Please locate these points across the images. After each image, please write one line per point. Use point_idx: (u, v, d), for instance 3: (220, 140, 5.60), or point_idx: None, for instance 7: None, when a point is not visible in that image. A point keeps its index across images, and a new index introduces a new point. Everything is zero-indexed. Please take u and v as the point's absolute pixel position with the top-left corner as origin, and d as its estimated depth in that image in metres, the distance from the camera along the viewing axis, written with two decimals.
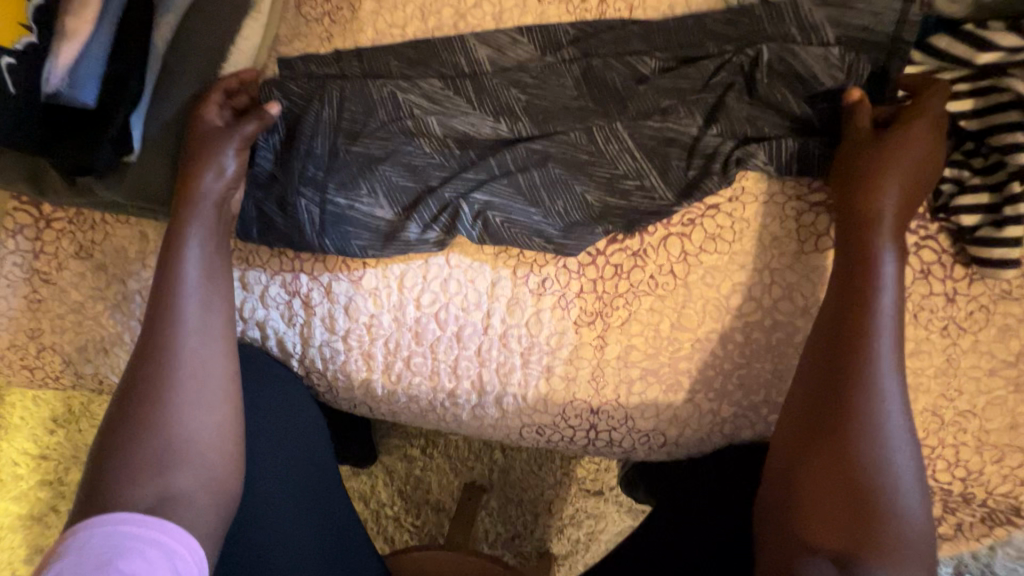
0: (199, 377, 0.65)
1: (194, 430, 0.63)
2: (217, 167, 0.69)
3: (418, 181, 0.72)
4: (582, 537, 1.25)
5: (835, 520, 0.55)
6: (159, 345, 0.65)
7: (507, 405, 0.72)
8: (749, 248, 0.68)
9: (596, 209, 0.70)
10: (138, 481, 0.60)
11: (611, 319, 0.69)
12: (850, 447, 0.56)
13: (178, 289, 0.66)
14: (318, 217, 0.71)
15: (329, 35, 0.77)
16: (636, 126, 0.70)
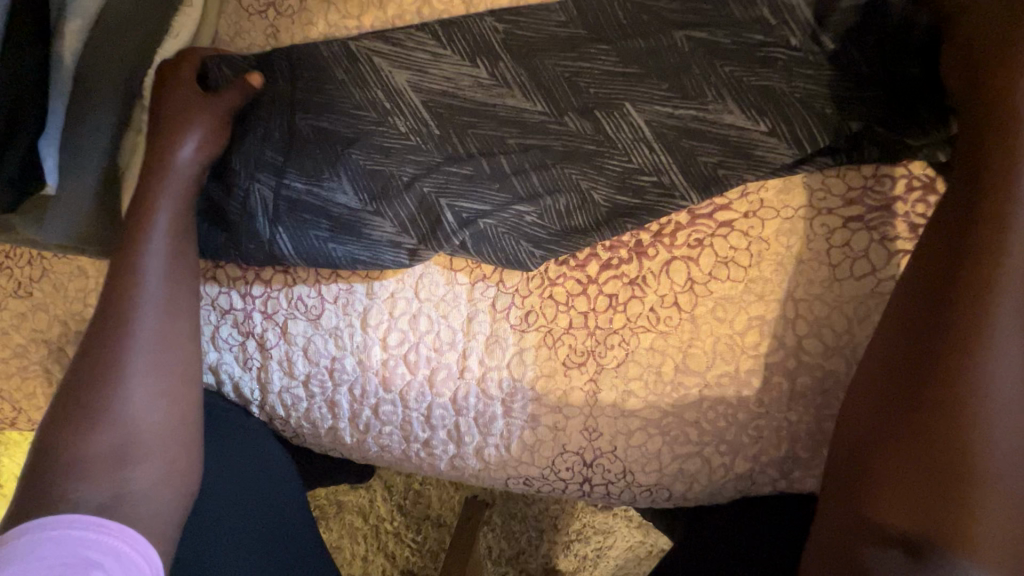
0: (159, 361, 0.58)
1: (152, 421, 0.57)
2: (194, 138, 0.61)
3: (390, 163, 0.62)
4: (589, 553, 1.19)
5: (920, 501, 0.44)
6: (114, 323, 0.58)
7: (488, 457, 0.63)
8: (768, 275, 0.57)
9: (603, 211, 0.60)
10: (94, 476, 0.54)
11: (604, 360, 0.60)
12: (963, 416, 0.44)
13: (134, 267, 0.59)
14: (272, 203, 0.63)
15: (274, 31, 0.66)
16: (650, 112, 0.58)
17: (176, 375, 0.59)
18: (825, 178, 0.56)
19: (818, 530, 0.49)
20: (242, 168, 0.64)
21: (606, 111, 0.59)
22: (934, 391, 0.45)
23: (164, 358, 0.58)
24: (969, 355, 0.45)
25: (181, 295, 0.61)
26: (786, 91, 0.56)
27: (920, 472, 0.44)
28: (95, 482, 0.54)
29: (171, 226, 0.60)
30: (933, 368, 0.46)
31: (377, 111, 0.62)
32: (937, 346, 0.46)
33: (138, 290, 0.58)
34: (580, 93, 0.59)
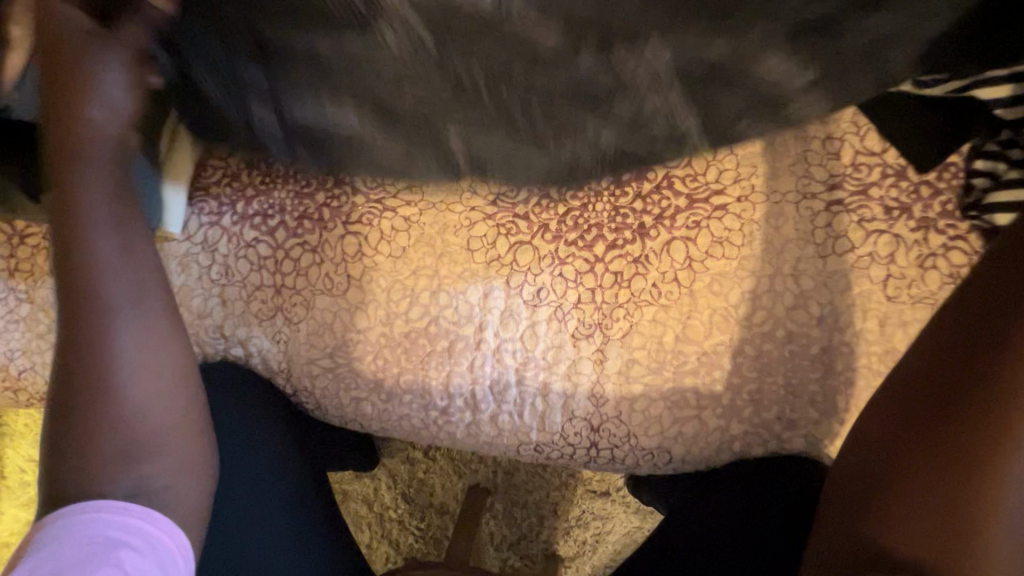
0: (149, 357, 0.56)
1: (145, 413, 0.55)
2: (106, 100, 0.55)
3: (394, 93, 0.61)
4: (589, 538, 1.23)
5: (934, 523, 0.49)
6: (80, 325, 0.54)
7: (502, 423, 0.68)
8: (759, 252, 0.62)
9: (609, 154, 0.64)
10: (105, 476, 0.53)
11: (611, 331, 0.65)
12: (996, 456, 0.48)
13: (85, 262, 0.55)
14: (280, 129, 0.66)
15: None
16: (664, 51, 0.57)
17: (172, 365, 0.57)
18: (810, 167, 0.62)
19: (824, 528, 0.56)
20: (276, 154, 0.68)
21: (627, 47, 0.57)
22: (971, 427, 0.49)
23: (141, 350, 0.55)
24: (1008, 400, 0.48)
25: (148, 279, 0.57)
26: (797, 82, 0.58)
27: (936, 500, 0.49)
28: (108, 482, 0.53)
29: (116, 212, 0.56)
30: (959, 403, 0.50)
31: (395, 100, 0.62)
32: (978, 383, 0.49)
33: (98, 289, 0.54)
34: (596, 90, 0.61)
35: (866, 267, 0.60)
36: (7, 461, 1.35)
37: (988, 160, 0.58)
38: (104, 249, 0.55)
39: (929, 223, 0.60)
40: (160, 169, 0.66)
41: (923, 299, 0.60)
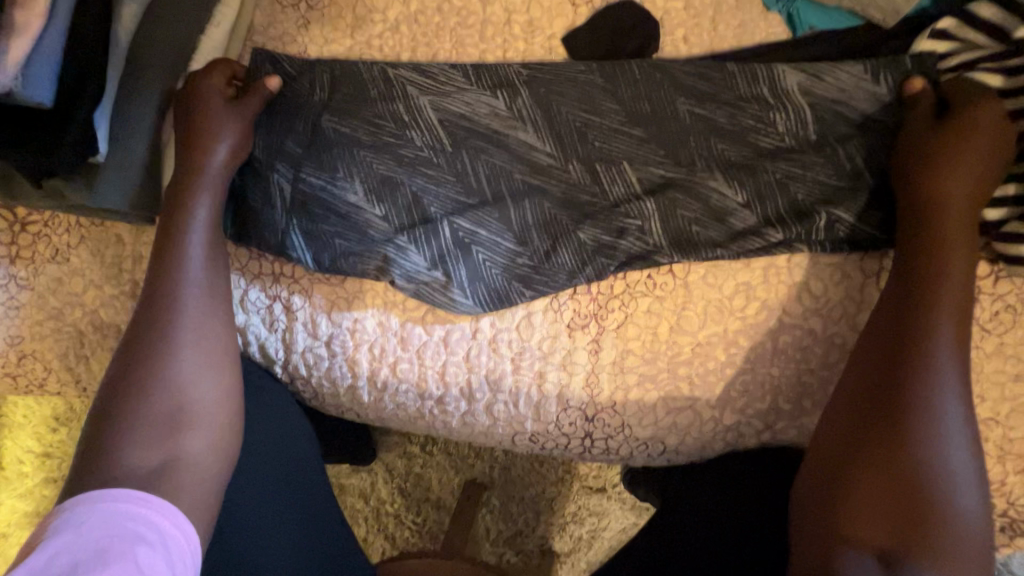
0: (203, 342, 0.63)
1: (203, 395, 0.62)
2: (226, 141, 0.67)
3: (446, 171, 0.69)
4: (584, 535, 1.23)
5: (889, 512, 0.52)
6: (154, 309, 0.63)
7: (498, 412, 0.69)
8: (754, 244, 0.63)
9: (654, 181, 0.66)
10: (148, 444, 0.58)
11: (606, 322, 0.66)
12: (908, 440, 0.53)
13: (178, 250, 0.65)
14: (290, 194, 0.69)
15: (306, 22, 0.74)
16: (644, 170, 0.66)
17: (218, 359, 0.64)
18: (805, 159, 0.63)
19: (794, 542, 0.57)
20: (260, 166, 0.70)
21: (607, 164, 0.67)
22: (887, 411, 0.55)
23: (196, 329, 0.63)
24: (917, 393, 0.54)
25: (221, 283, 0.66)
26: (769, 167, 0.64)
27: (890, 494, 0.52)
28: (145, 449, 0.58)
29: (208, 218, 0.66)
30: (885, 405, 0.55)
31: (398, 125, 0.69)
32: (891, 376, 0.55)
33: (173, 271, 0.64)
34: (586, 143, 0.67)
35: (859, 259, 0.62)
36: (6, 452, 1.36)
37: None
38: (195, 238, 0.65)
39: None
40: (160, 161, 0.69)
41: None
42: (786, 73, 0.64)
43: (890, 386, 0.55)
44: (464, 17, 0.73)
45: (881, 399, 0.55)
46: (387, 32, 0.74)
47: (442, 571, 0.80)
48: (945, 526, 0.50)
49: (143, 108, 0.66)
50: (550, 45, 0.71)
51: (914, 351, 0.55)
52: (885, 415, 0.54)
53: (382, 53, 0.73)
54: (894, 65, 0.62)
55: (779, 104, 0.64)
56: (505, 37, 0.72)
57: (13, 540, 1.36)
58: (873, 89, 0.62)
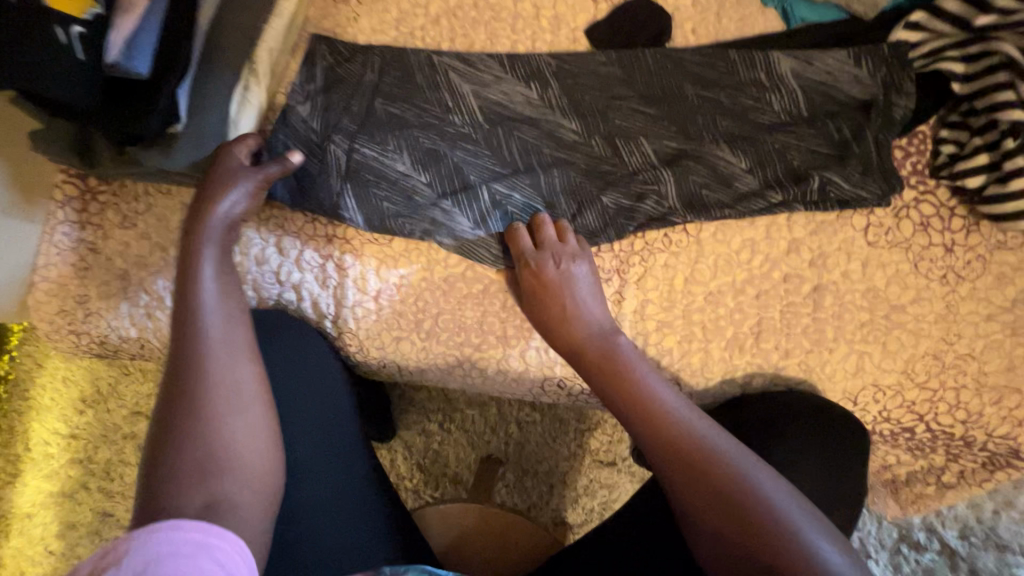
0: (232, 386, 0.61)
1: (236, 435, 0.58)
2: (238, 192, 0.70)
3: (483, 147, 0.77)
4: (596, 506, 1.30)
5: (731, 526, 0.50)
6: (183, 356, 0.61)
7: (530, 358, 0.76)
8: (759, 206, 0.71)
9: (670, 156, 0.75)
10: (184, 490, 0.53)
11: (628, 275, 0.74)
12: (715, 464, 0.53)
13: (195, 300, 0.65)
14: (342, 163, 0.77)
15: (356, 14, 0.83)
16: (659, 144, 0.75)
17: (249, 398, 0.62)
18: (800, 133, 0.72)
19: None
20: (315, 137, 0.78)
21: (626, 140, 0.76)
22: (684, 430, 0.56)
23: (225, 373, 0.61)
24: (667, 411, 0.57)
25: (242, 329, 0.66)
26: (767, 138, 0.73)
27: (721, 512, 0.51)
28: (184, 491, 0.53)
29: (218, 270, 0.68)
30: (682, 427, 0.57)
31: (442, 110, 0.78)
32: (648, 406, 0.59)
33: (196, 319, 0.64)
34: (608, 123, 0.76)
35: (849, 217, 0.70)
36: (31, 434, 1.39)
37: (952, 130, 0.70)
38: (212, 285, 0.67)
39: (903, 178, 0.70)
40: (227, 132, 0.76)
41: (898, 244, 0.69)
42: (780, 59, 0.73)
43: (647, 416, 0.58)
44: (497, 11, 0.82)
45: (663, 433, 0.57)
46: (429, 24, 0.83)
47: (472, 516, 0.87)
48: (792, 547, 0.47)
49: (216, 84, 0.74)
50: (574, 36, 0.81)
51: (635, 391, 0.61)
52: (664, 445, 0.55)
53: (424, 42, 0.82)
54: (878, 50, 0.71)
55: (774, 86, 0.73)
56: (534, 29, 0.81)
57: (37, 520, 1.39)
58: (860, 72, 0.71)
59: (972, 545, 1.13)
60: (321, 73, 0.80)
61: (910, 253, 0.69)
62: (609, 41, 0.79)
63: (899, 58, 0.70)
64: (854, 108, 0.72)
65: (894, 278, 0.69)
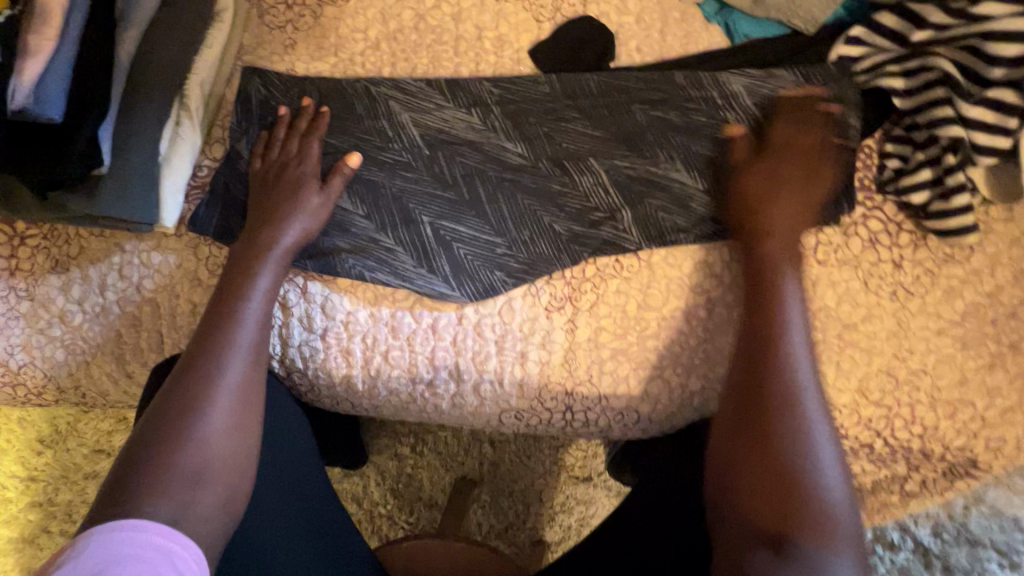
0: (240, 395, 0.63)
1: (225, 446, 0.61)
2: (297, 225, 0.70)
3: (427, 174, 0.75)
4: (573, 523, 1.27)
5: (766, 491, 0.54)
6: (195, 359, 0.63)
7: (484, 392, 0.74)
8: (707, 229, 0.71)
9: (619, 176, 0.73)
10: (163, 493, 0.55)
11: (579, 303, 0.72)
12: (781, 435, 0.56)
13: (232, 312, 0.66)
14: None
15: (292, 42, 0.80)
16: (609, 164, 0.73)
17: (245, 410, 0.63)
18: (750, 152, 0.72)
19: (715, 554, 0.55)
20: (250, 174, 0.76)
21: (575, 161, 0.74)
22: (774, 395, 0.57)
23: (240, 385, 0.64)
24: (768, 378, 0.58)
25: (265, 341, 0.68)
26: (716, 158, 0.72)
27: (768, 480, 0.54)
28: (162, 497, 0.55)
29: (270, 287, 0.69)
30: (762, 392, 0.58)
31: (383, 138, 0.76)
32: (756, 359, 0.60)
33: (233, 328, 0.66)
34: (554, 146, 0.75)
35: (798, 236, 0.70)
36: None
37: (896, 144, 0.70)
38: (260, 295, 0.68)
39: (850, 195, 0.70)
40: (160, 171, 0.72)
41: (847, 261, 0.69)
42: (722, 77, 0.72)
43: (753, 370, 0.59)
44: (439, 34, 0.80)
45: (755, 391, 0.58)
46: (369, 49, 0.80)
47: (438, 553, 0.85)
48: (819, 521, 0.52)
49: (143, 123, 0.70)
50: (518, 57, 0.78)
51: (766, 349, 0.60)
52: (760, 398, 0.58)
53: (364, 69, 0.80)
54: (815, 69, 0.71)
55: (719, 105, 0.72)
56: (477, 51, 0.79)
57: None
58: (800, 89, 0.71)
59: (945, 542, 1.09)
60: (257, 106, 0.77)
61: (859, 270, 0.69)
62: (555, 63, 0.78)
63: (841, 74, 0.70)
64: (801, 124, 0.71)
65: (845, 295, 0.69)
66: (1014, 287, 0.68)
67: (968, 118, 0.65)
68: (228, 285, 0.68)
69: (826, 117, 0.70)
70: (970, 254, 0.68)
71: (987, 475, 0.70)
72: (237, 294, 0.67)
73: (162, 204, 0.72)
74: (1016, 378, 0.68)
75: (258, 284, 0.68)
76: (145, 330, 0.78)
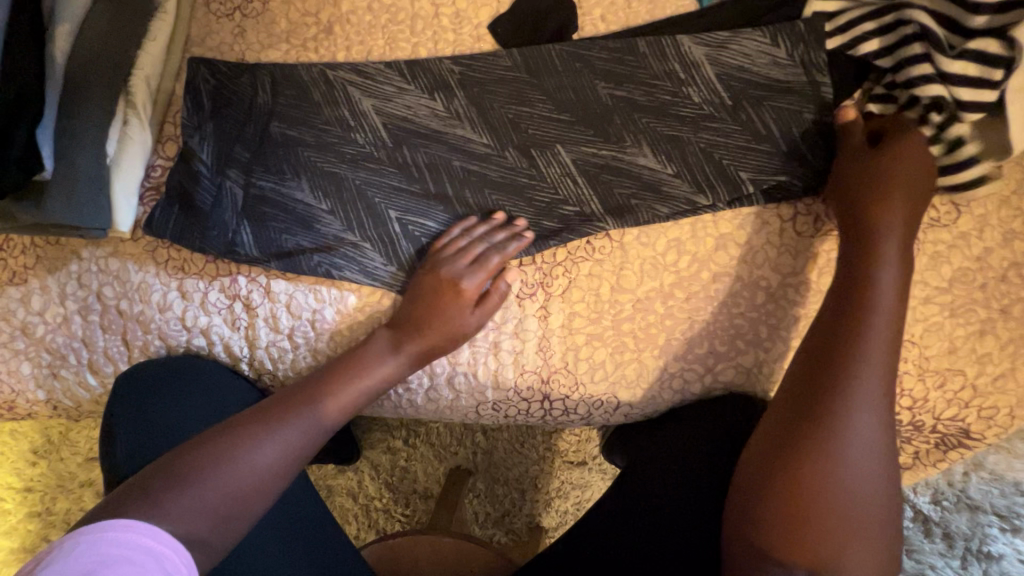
0: (302, 442, 0.61)
1: (261, 481, 0.58)
2: (473, 317, 0.68)
3: (391, 166, 0.72)
4: (570, 508, 1.26)
5: (787, 503, 0.54)
6: (314, 401, 0.63)
7: (459, 385, 0.72)
8: (681, 207, 0.68)
9: (589, 159, 0.70)
10: (181, 511, 0.53)
11: (552, 288, 0.70)
12: (827, 458, 0.53)
13: (363, 365, 0.66)
14: (242, 198, 0.72)
15: (241, 30, 0.77)
16: (577, 149, 0.70)
17: (282, 474, 0.60)
18: (725, 124, 0.68)
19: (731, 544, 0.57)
20: (206, 173, 0.72)
21: (541, 148, 0.71)
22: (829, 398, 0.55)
23: (305, 436, 0.61)
24: (840, 389, 0.55)
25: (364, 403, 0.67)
26: (691, 134, 0.69)
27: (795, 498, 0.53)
28: (185, 515, 0.53)
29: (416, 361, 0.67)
30: (815, 400, 0.56)
31: (343, 129, 0.73)
32: (823, 366, 0.57)
33: (359, 381, 0.66)
34: (520, 132, 0.71)
35: (776, 207, 0.67)
36: None
37: (878, 104, 0.66)
38: (398, 363, 0.67)
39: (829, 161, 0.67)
40: (109, 175, 0.70)
41: (828, 232, 0.66)
42: (691, 45, 0.69)
43: (827, 370, 0.56)
44: (394, 14, 0.76)
45: (806, 408, 0.56)
46: (322, 34, 0.76)
47: (424, 547, 0.84)
48: (837, 536, 0.51)
49: (85, 124, 0.67)
50: (478, 33, 0.74)
51: (839, 358, 0.56)
52: (816, 401, 0.56)
53: (318, 54, 0.75)
54: (793, 29, 0.67)
55: (690, 76, 0.69)
56: (434, 29, 0.75)
57: None
58: (776, 54, 0.67)
59: (944, 510, 1.03)
60: (208, 98, 0.74)
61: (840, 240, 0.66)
62: (514, 37, 0.74)
63: (815, 35, 0.66)
64: (780, 90, 0.67)
65: (826, 268, 0.66)
66: (1004, 250, 0.65)
67: (948, 74, 0.61)
68: (363, 351, 0.67)
69: (806, 83, 0.67)
70: (957, 217, 0.65)
71: (981, 445, 0.68)
72: (366, 362, 0.66)
73: (114, 209, 0.70)
74: (1007, 345, 0.65)
75: (383, 362, 0.66)
76: (109, 339, 0.75)
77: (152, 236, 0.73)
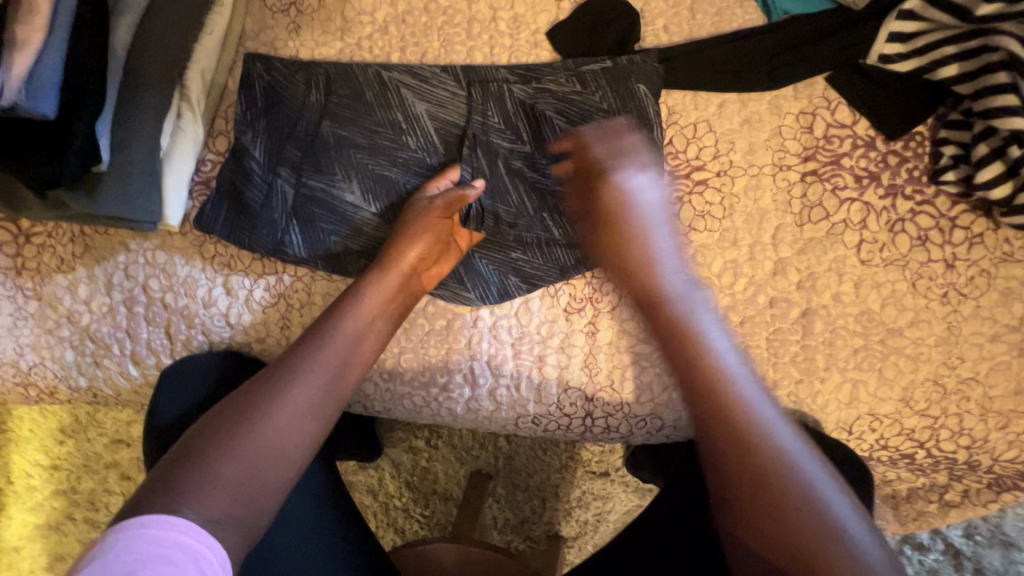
0: (305, 400, 0.60)
1: (277, 443, 0.57)
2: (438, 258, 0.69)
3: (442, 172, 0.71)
4: (590, 518, 1.25)
5: (763, 534, 0.48)
6: (311, 353, 0.62)
7: (501, 397, 0.71)
8: (739, 225, 0.67)
9: None
10: (209, 496, 0.52)
11: (600, 304, 0.69)
12: (768, 461, 0.49)
13: (351, 309, 0.65)
14: (292, 198, 0.71)
15: (296, 27, 0.76)
16: None
17: (300, 436, 0.59)
18: (785, 141, 0.67)
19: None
20: (257, 170, 0.72)
21: None
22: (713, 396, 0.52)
23: (310, 392, 0.60)
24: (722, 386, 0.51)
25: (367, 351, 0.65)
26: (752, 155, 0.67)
27: (768, 523, 0.48)
28: (213, 500, 0.52)
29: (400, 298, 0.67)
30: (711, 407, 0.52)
31: (395, 132, 0.71)
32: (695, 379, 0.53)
33: (348, 327, 0.64)
34: None
35: (840, 233, 0.65)
36: (12, 466, 1.30)
37: (951, 130, 0.64)
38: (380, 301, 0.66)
39: (898, 188, 0.65)
40: (161, 169, 0.69)
41: (893, 261, 0.64)
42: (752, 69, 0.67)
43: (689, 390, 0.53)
44: (450, 16, 0.74)
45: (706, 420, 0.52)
46: (376, 33, 0.75)
47: (452, 554, 0.84)
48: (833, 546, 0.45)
49: (142, 117, 0.67)
50: (536, 40, 0.73)
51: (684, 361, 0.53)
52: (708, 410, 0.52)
53: (372, 54, 0.75)
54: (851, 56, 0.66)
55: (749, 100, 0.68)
56: (491, 33, 0.73)
57: (25, 553, 1.30)
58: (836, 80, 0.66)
59: (978, 545, 1.00)
60: (261, 95, 0.73)
61: (906, 271, 0.64)
62: (572, 45, 0.72)
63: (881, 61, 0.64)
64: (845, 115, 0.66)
65: (888, 298, 0.65)
66: None
67: None
68: (340, 298, 0.66)
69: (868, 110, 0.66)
70: None
71: None
72: (354, 308, 0.65)
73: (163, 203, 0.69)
74: None
75: (373, 308, 0.65)
76: (152, 330, 0.75)
77: (199, 229, 0.72)
